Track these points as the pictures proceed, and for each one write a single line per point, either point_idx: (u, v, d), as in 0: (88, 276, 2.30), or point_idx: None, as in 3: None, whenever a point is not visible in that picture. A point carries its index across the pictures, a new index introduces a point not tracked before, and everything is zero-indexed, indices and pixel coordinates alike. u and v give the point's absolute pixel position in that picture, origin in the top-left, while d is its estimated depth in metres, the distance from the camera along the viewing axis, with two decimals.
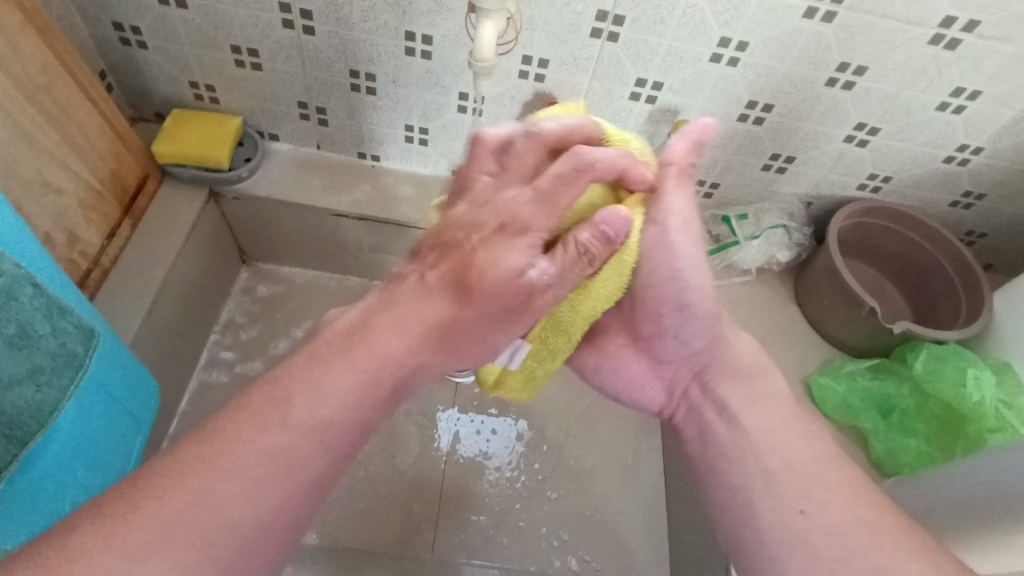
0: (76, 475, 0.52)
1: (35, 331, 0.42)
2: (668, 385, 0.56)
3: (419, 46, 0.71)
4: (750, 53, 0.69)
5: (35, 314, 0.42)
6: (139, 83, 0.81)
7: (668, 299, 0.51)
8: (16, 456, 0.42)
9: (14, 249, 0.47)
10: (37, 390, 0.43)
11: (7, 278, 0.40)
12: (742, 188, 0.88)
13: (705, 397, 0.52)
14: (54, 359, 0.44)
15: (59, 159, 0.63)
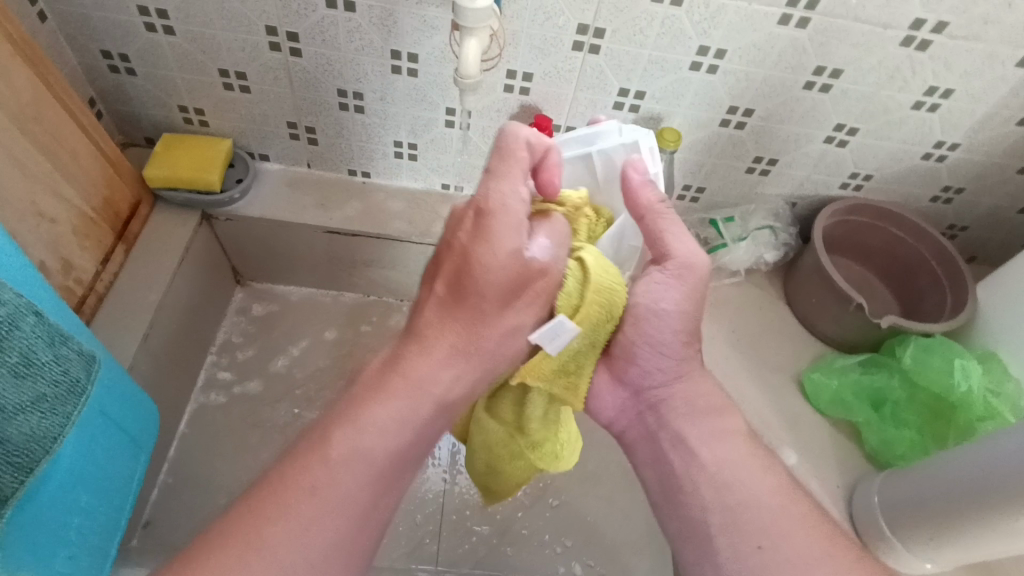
0: (77, 500, 0.52)
1: (38, 359, 0.42)
2: (624, 402, 0.56)
3: (405, 64, 0.72)
4: (729, 59, 0.71)
5: (36, 342, 0.42)
6: (129, 110, 0.82)
7: (639, 352, 0.53)
8: (23, 483, 0.42)
9: (14, 278, 0.48)
10: (41, 417, 0.43)
11: (7, 307, 0.40)
12: (728, 192, 0.89)
13: (662, 421, 0.54)
14: (58, 386, 0.44)
15: (52, 187, 0.64)
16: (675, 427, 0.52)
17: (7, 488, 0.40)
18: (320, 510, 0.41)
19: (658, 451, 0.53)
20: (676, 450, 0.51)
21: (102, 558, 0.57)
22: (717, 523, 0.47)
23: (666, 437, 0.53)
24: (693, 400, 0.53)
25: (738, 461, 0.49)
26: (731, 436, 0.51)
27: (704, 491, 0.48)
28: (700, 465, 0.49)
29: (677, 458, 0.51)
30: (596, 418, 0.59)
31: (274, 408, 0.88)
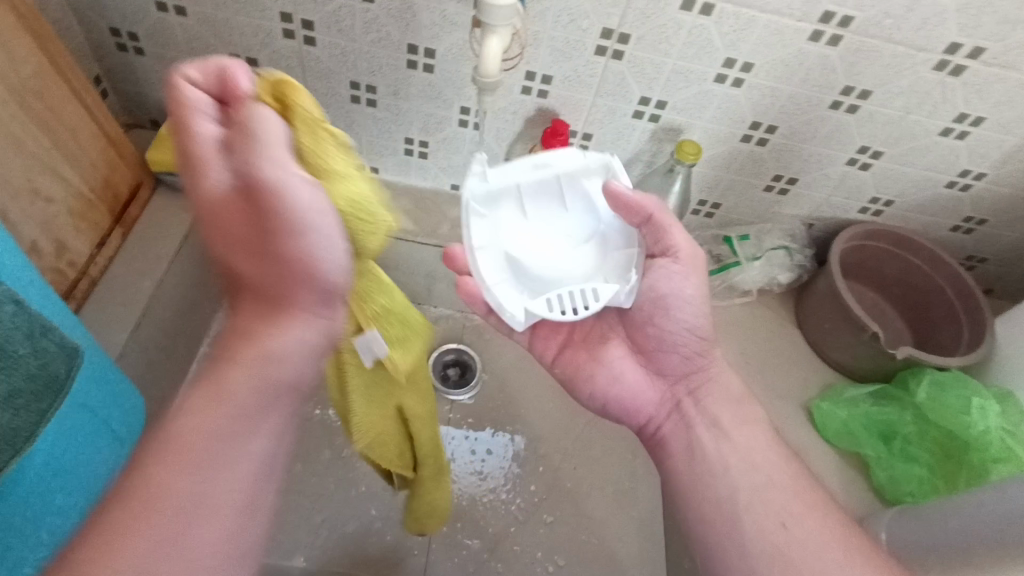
0: (50, 497, 0.50)
1: (12, 352, 0.40)
2: (660, 397, 0.58)
3: (421, 59, 0.70)
4: (755, 74, 0.68)
5: (13, 333, 0.40)
6: (135, 90, 0.79)
7: (670, 339, 0.55)
8: None
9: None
10: (13, 414, 0.40)
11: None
12: (744, 210, 0.87)
13: (694, 404, 0.55)
14: (34, 382, 0.42)
15: (49, 165, 0.62)
16: (706, 407, 0.55)
17: None
18: (219, 474, 0.40)
19: (687, 436, 0.54)
20: (704, 431, 0.54)
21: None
22: (736, 505, 0.48)
23: (699, 420, 0.55)
24: (725, 389, 0.56)
25: (759, 447, 0.52)
26: (757, 426, 0.54)
27: (732, 475, 0.50)
28: (729, 445, 0.52)
29: (705, 435, 0.53)
30: (631, 422, 0.58)
31: None
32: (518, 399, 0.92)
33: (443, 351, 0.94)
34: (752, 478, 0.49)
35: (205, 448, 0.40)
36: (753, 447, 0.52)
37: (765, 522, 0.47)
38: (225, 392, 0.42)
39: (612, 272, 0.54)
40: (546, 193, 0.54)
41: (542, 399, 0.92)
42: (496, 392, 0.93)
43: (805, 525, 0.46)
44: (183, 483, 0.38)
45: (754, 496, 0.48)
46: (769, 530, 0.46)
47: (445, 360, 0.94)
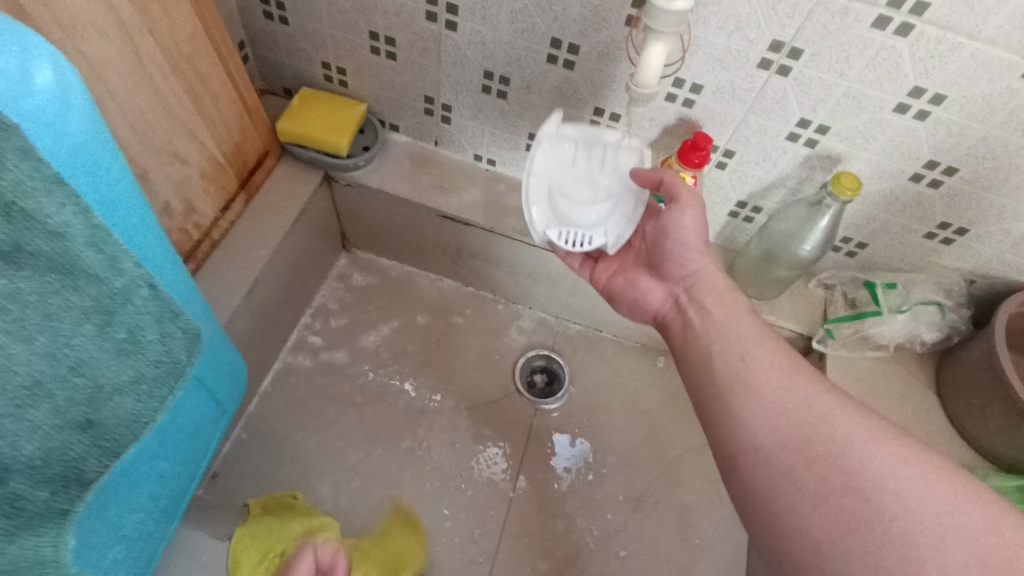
0: (156, 466, 0.50)
1: (142, 335, 0.39)
2: (665, 292, 0.63)
3: (563, 55, 0.66)
4: (946, 107, 0.59)
5: (145, 316, 0.39)
6: (274, 57, 0.80)
7: (665, 243, 0.62)
8: (107, 468, 0.39)
9: (139, 235, 0.44)
10: (136, 399, 0.40)
11: (126, 279, 0.37)
12: (894, 254, 0.77)
13: (690, 301, 0.59)
14: (157, 367, 0.41)
15: (189, 129, 0.64)
16: (699, 301, 0.58)
17: (92, 472, 0.38)
18: None
19: (685, 328, 0.59)
20: (696, 316, 0.58)
21: (173, 514, 0.57)
22: (737, 379, 0.50)
23: (693, 308, 0.59)
24: (712, 281, 0.59)
25: (743, 320, 0.55)
26: (787, 364, 0.50)
27: (729, 351, 0.53)
28: (720, 334, 0.55)
29: (696, 320, 0.58)
30: (643, 315, 0.65)
31: (356, 384, 0.86)
32: (604, 418, 0.89)
33: (533, 355, 0.92)
34: (740, 352, 0.52)
35: None
36: (741, 323, 0.55)
37: (756, 384, 0.50)
38: None
39: (614, 224, 0.65)
40: (594, 157, 0.65)
41: (628, 423, 0.88)
42: (583, 407, 0.90)
43: (780, 374, 0.50)
44: None
45: (751, 369, 0.51)
46: (759, 394, 0.49)
47: (534, 365, 0.92)
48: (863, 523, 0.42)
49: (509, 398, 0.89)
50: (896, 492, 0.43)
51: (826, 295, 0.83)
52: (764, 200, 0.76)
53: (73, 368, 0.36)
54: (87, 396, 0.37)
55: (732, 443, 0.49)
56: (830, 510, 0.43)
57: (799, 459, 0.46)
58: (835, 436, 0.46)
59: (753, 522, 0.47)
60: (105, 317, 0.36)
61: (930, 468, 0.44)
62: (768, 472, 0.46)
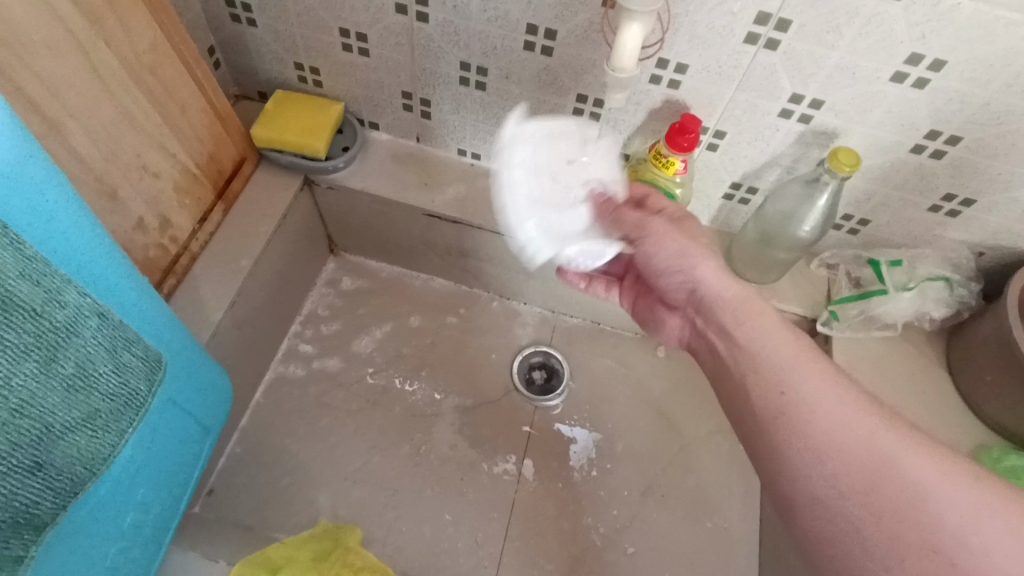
0: (134, 495, 0.49)
1: (94, 369, 0.38)
2: (682, 319, 0.60)
3: (540, 41, 0.63)
4: (945, 74, 0.55)
5: (96, 348, 0.38)
6: (246, 61, 0.78)
7: (657, 268, 0.58)
8: (65, 506, 0.39)
9: (90, 262, 0.42)
10: (92, 435, 0.39)
11: (70, 311, 0.36)
12: (897, 229, 0.74)
13: (705, 323, 0.56)
14: (114, 400, 0.40)
15: (158, 141, 0.62)
16: (716, 322, 0.55)
17: (48, 514, 0.37)
18: None
19: (710, 351, 0.56)
20: (718, 343, 0.54)
21: (159, 538, 0.55)
22: (781, 415, 0.47)
23: (711, 331, 0.55)
24: (720, 299, 0.54)
25: (779, 340, 0.50)
26: (825, 385, 0.47)
27: (765, 386, 0.49)
28: (742, 357, 0.51)
29: (724, 353, 0.53)
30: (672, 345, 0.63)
31: (350, 391, 0.85)
32: (606, 412, 0.87)
33: (530, 352, 0.90)
34: (778, 382, 0.48)
35: None
36: (782, 344, 0.50)
37: (806, 422, 0.46)
38: None
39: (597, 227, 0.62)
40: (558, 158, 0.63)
41: (631, 417, 0.86)
42: (585, 402, 0.88)
43: (833, 403, 0.46)
44: None
45: (792, 403, 0.47)
46: (812, 434, 0.45)
47: (531, 362, 0.90)
48: (934, 571, 0.39)
49: (508, 397, 0.87)
50: (971, 540, 0.39)
51: (829, 275, 0.81)
52: (759, 181, 0.73)
53: (17, 411, 0.34)
54: (35, 438, 0.35)
55: (788, 486, 0.46)
56: (896, 554, 0.40)
57: (862, 508, 0.42)
58: (901, 478, 0.42)
59: (819, 565, 0.44)
60: (51, 355, 0.35)
61: (1009, 506, 0.40)
62: (830, 523, 0.43)
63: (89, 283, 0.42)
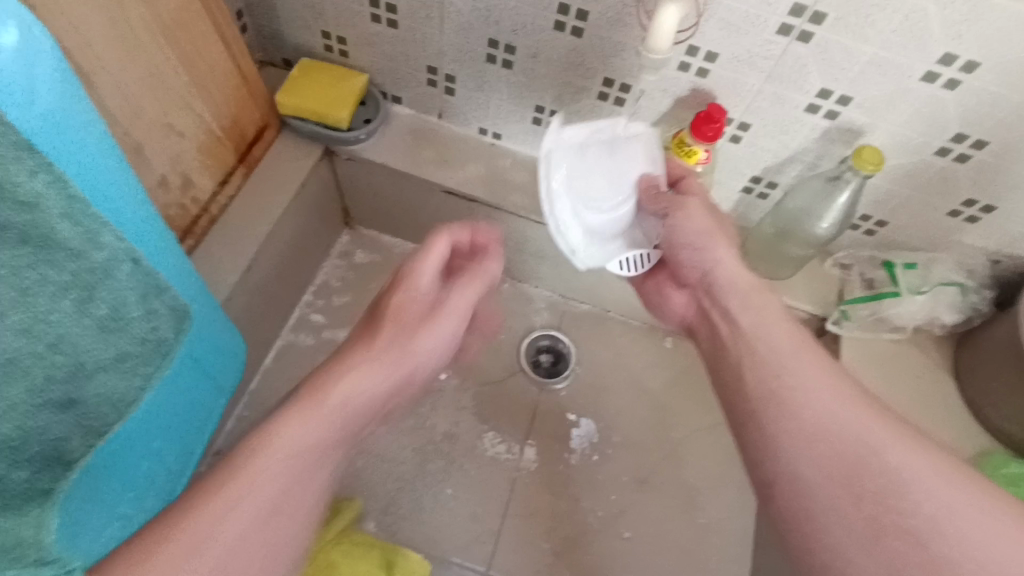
0: (151, 446, 0.50)
1: (127, 313, 0.39)
2: (689, 296, 0.61)
3: (571, 21, 0.62)
4: (977, 76, 0.55)
5: (130, 293, 0.39)
6: (273, 27, 0.78)
7: (677, 244, 0.60)
8: (93, 445, 0.40)
9: (120, 213, 0.42)
10: (120, 376, 0.40)
11: (107, 252, 0.36)
12: (915, 232, 0.74)
13: (711, 303, 0.58)
14: (143, 344, 0.42)
15: (185, 100, 0.62)
16: (722, 305, 0.56)
17: (77, 450, 0.38)
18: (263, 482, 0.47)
19: (710, 331, 0.57)
20: (721, 327, 0.56)
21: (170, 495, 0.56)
22: (772, 398, 0.48)
23: (716, 312, 0.57)
24: (731, 280, 0.56)
25: (781, 329, 0.52)
26: (821, 371, 0.48)
27: (761, 368, 0.50)
28: (739, 334, 0.53)
29: (726, 336, 0.55)
30: (672, 322, 0.64)
31: None
32: (611, 398, 0.87)
33: (538, 335, 0.90)
34: (774, 367, 0.49)
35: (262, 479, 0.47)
36: (783, 332, 0.52)
37: (794, 405, 0.47)
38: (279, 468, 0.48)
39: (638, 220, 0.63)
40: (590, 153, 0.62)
41: (635, 404, 0.87)
42: (590, 388, 0.88)
43: (818, 390, 0.47)
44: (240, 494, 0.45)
45: (786, 386, 0.48)
46: (796, 420, 0.47)
47: (539, 345, 0.91)
48: (908, 555, 0.39)
49: (514, 378, 0.87)
50: (950, 525, 0.39)
51: (842, 275, 0.81)
52: (780, 176, 0.73)
53: (54, 345, 0.34)
54: (69, 373, 0.36)
55: (772, 465, 0.47)
56: (871, 536, 0.41)
57: (842, 487, 0.43)
58: (882, 465, 0.43)
59: (798, 549, 0.44)
60: (88, 294, 0.36)
61: (990, 501, 0.40)
62: (810, 500, 0.44)
63: (121, 226, 0.42)
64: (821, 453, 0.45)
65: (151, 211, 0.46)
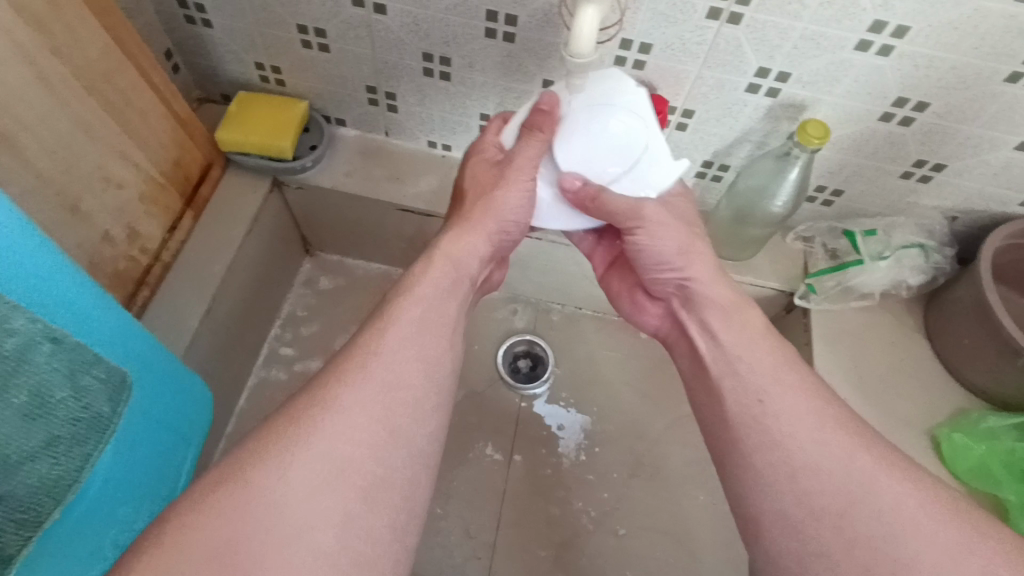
0: (114, 515, 0.49)
1: (52, 395, 0.38)
2: (665, 309, 0.63)
3: (501, 27, 0.62)
4: (911, 40, 0.55)
5: (52, 375, 0.38)
6: (205, 63, 0.76)
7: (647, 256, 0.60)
8: (30, 538, 0.38)
9: (42, 286, 0.42)
10: (53, 462, 0.39)
11: (19, 337, 0.36)
12: (871, 198, 0.74)
13: (688, 317, 0.58)
14: (76, 425, 0.40)
15: (119, 150, 0.60)
16: (698, 320, 0.57)
17: (11, 546, 0.37)
18: (349, 425, 0.45)
19: (689, 347, 0.58)
20: (704, 350, 0.56)
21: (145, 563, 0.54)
22: (750, 422, 0.49)
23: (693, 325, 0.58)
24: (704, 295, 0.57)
25: (753, 358, 0.52)
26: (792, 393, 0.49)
27: (743, 392, 0.50)
28: (721, 348, 0.54)
29: (710, 362, 0.54)
30: (645, 328, 0.66)
31: None
32: (591, 395, 0.87)
33: (514, 341, 0.90)
34: (755, 392, 0.50)
35: (349, 418, 0.45)
36: (765, 365, 0.51)
37: (772, 438, 0.48)
38: (362, 406, 0.46)
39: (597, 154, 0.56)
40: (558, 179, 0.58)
41: (615, 399, 0.87)
42: (570, 387, 0.88)
43: (791, 411, 0.48)
44: (327, 429, 0.44)
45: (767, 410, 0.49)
46: (782, 444, 0.47)
47: (515, 351, 0.90)
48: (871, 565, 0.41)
49: (493, 387, 0.87)
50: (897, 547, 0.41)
51: (805, 248, 0.81)
52: (730, 157, 0.73)
53: None
54: None
55: (753, 502, 0.47)
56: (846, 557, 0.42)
57: (832, 530, 0.43)
58: (858, 485, 0.44)
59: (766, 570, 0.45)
60: (6, 379, 0.35)
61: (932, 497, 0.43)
62: (796, 538, 0.44)
63: (39, 299, 0.42)
64: (798, 469, 0.46)
65: (87, 277, 0.47)
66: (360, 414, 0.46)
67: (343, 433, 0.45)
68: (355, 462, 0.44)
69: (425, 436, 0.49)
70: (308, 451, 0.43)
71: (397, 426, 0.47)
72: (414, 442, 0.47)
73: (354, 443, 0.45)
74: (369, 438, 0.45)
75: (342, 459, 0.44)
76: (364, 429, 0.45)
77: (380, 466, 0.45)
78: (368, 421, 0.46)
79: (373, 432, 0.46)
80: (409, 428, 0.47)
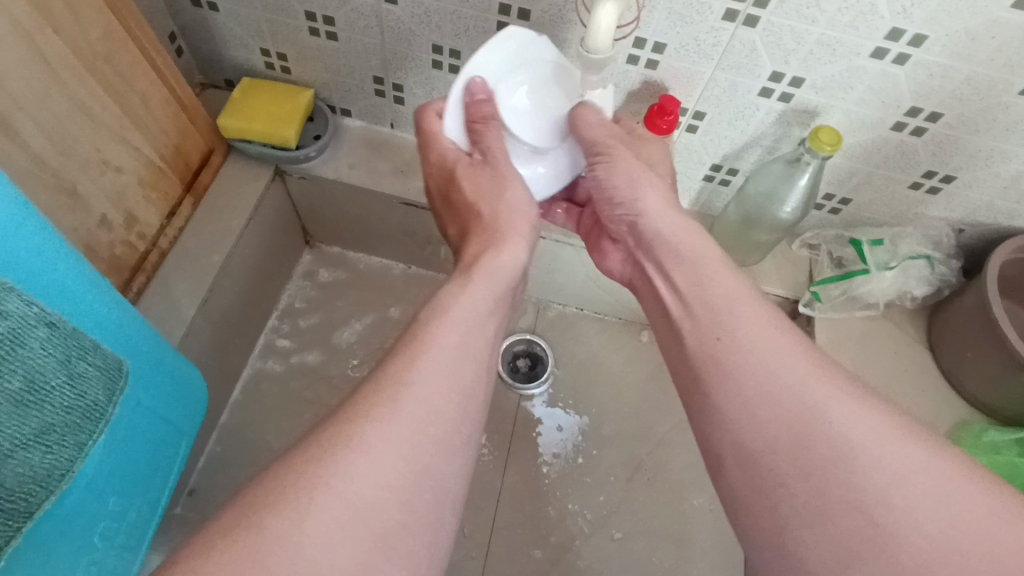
0: (105, 506, 0.48)
1: (45, 381, 0.37)
2: (626, 253, 0.60)
3: (514, 21, 0.61)
4: (927, 49, 0.54)
5: (45, 361, 0.37)
6: (210, 48, 0.75)
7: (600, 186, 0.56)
8: (20, 529, 0.37)
9: (39, 271, 0.41)
10: (46, 451, 0.38)
11: (12, 321, 0.34)
12: (879, 207, 0.73)
13: (644, 257, 0.55)
14: (71, 413, 0.39)
15: (119, 134, 0.59)
16: (653, 260, 0.54)
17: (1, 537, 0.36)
18: (370, 464, 0.40)
19: (650, 288, 0.54)
20: (663, 292, 0.52)
21: (134, 553, 0.53)
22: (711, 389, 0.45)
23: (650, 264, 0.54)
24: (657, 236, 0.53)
25: (718, 290, 0.47)
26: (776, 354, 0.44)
27: (700, 330, 0.47)
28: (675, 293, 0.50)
29: (671, 305, 0.50)
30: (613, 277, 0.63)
31: (330, 384, 0.83)
32: (590, 397, 0.86)
33: (514, 340, 0.89)
34: (714, 330, 0.46)
35: (371, 457, 0.40)
36: (752, 313, 0.45)
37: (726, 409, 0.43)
38: (386, 444, 0.41)
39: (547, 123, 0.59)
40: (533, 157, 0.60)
41: (614, 402, 0.86)
42: (569, 387, 0.87)
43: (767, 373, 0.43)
44: (345, 466, 0.39)
45: (728, 350, 0.45)
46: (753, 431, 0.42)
47: (515, 350, 0.89)
48: (864, 552, 0.37)
49: (492, 386, 0.86)
50: None
51: (811, 255, 0.81)
52: (740, 162, 0.72)
53: None
54: None
55: None
56: (822, 536, 0.38)
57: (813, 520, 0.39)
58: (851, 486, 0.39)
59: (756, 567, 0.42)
60: None
61: None
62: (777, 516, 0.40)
63: (34, 284, 0.40)
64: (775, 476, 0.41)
65: (83, 262, 0.45)
66: (384, 454, 0.41)
67: (364, 474, 0.40)
68: (372, 506, 0.39)
69: (448, 477, 0.44)
70: (323, 493, 0.38)
71: (420, 469, 0.42)
72: (438, 486, 0.42)
73: (373, 486, 0.40)
74: (389, 481, 0.40)
75: (359, 502, 0.39)
76: (384, 471, 0.40)
77: (396, 510, 0.40)
78: (391, 461, 0.41)
79: (395, 474, 0.41)
80: (432, 472, 0.42)
